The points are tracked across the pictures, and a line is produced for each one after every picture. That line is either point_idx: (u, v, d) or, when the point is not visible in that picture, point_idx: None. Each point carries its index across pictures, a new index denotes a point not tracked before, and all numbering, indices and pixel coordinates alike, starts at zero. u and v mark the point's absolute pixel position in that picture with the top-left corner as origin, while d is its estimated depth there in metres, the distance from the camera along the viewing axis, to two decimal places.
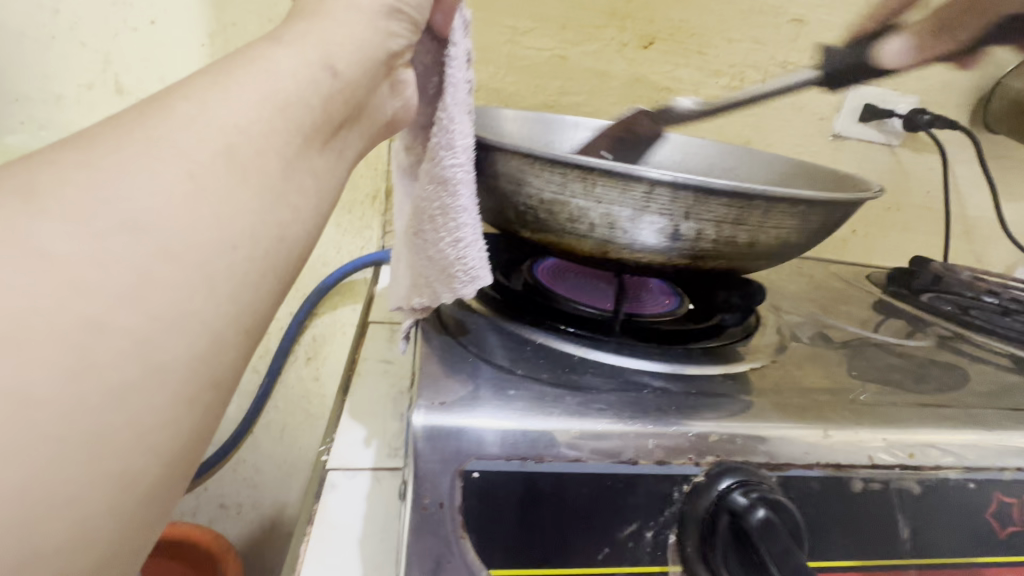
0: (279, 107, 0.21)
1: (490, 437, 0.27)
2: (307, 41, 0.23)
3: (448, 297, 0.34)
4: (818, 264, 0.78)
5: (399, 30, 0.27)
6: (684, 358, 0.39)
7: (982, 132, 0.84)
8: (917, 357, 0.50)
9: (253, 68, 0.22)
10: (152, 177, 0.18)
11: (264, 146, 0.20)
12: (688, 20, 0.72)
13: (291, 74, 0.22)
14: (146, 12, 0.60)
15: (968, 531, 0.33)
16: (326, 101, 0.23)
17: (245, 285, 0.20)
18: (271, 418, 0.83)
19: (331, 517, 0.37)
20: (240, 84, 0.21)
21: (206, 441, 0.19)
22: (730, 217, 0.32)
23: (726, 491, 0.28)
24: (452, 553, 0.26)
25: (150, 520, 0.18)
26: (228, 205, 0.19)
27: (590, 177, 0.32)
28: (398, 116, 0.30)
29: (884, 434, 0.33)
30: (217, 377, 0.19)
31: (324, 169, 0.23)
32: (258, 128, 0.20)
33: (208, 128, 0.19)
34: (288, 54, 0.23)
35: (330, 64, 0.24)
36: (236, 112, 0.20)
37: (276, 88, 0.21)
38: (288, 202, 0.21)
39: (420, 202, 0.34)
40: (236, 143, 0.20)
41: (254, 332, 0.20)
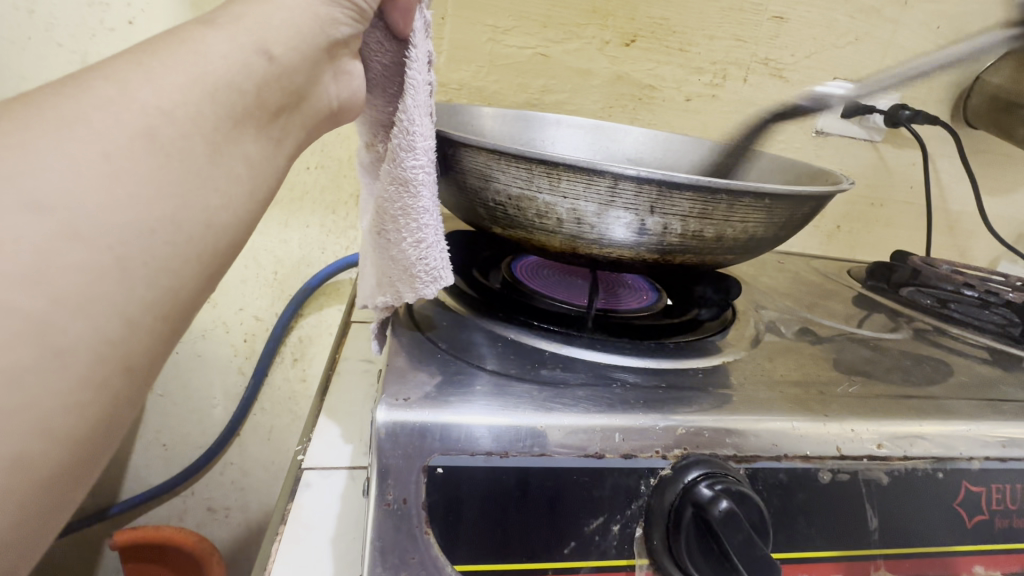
0: (207, 90, 0.21)
1: (455, 433, 0.27)
2: (241, 26, 0.23)
3: (412, 297, 0.35)
4: (801, 260, 0.79)
5: (344, 17, 0.27)
6: (656, 352, 0.39)
7: (964, 127, 0.85)
8: (893, 350, 0.50)
9: (180, 52, 0.21)
10: (57, 161, 0.18)
11: (188, 130, 0.20)
12: (669, 17, 0.72)
13: (221, 57, 0.22)
14: (123, 12, 0.60)
15: (936, 521, 0.33)
16: (260, 86, 0.23)
17: (165, 269, 0.20)
18: (257, 420, 0.82)
19: (305, 516, 0.37)
20: (166, 66, 0.21)
21: (117, 424, 0.20)
22: (696, 210, 0.33)
23: (691, 483, 0.28)
24: (416, 549, 0.26)
25: (58, 496, 0.18)
26: (146, 188, 0.19)
27: (555, 172, 0.32)
28: (344, 104, 0.30)
29: (852, 425, 0.33)
30: (128, 359, 0.19)
31: (255, 154, 0.23)
32: (183, 112, 0.20)
33: (129, 108, 0.19)
34: (219, 37, 0.22)
35: (265, 48, 0.23)
36: (160, 94, 0.20)
37: (205, 71, 0.21)
38: (215, 187, 0.21)
39: (381, 202, 0.34)
40: (156, 125, 0.20)
41: (173, 316, 0.20)
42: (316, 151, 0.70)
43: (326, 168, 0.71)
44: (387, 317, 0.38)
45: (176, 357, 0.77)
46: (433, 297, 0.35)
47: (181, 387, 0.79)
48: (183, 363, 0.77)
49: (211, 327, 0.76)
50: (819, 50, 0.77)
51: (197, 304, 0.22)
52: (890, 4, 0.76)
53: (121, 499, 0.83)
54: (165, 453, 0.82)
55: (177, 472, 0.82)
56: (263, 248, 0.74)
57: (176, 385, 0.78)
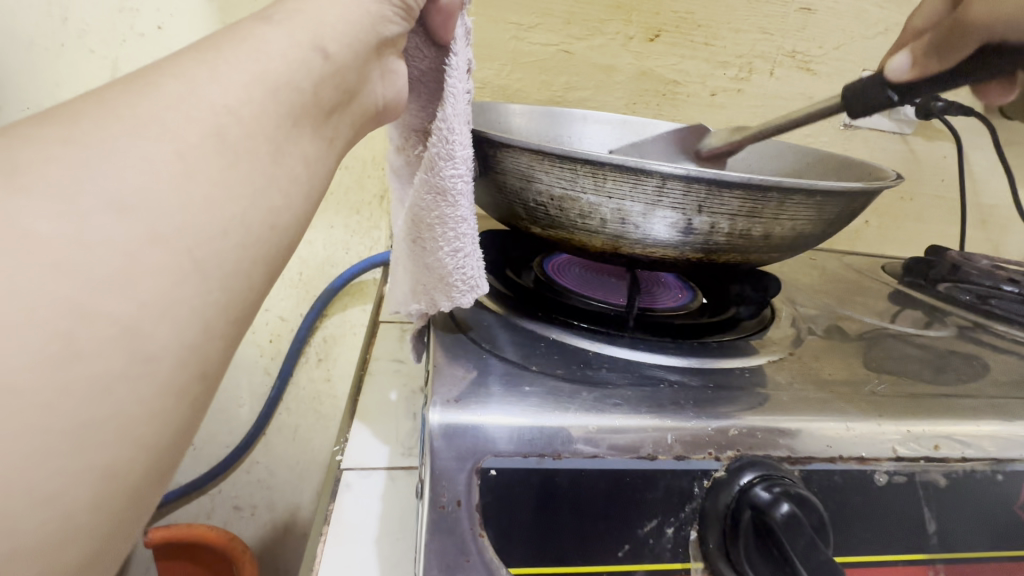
0: (269, 89, 0.21)
1: (501, 435, 0.27)
2: (297, 24, 0.23)
3: (446, 306, 0.34)
4: (831, 256, 0.77)
5: (393, 16, 0.27)
6: (698, 351, 0.38)
7: (998, 118, 0.83)
8: (937, 348, 0.49)
9: (240, 48, 0.21)
10: (136, 159, 0.17)
11: (253, 130, 0.20)
12: (694, 11, 0.71)
13: (281, 55, 0.22)
14: (152, 18, 0.60)
15: (995, 523, 0.32)
16: (317, 84, 0.23)
17: (236, 271, 0.19)
18: (284, 419, 0.83)
19: (347, 517, 0.37)
20: (229, 64, 0.21)
21: (194, 429, 0.19)
22: (745, 209, 0.32)
23: (747, 485, 0.27)
24: (471, 550, 0.26)
25: (141, 507, 0.18)
26: (219, 189, 0.19)
27: (601, 172, 0.32)
28: (388, 104, 0.29)
29: (906, 426, 0.32)
30: (206, 364, 0.19)
31: (313, 154, 0.23)
32: (248, 111, 0.20)
33: (198, 106, 0.19)
34: (278, 35, 0.22)
35: (321, 47, 0.23)
36: (227, 93, 0.20)
37: (265, 70, 0.21)
38: (278, 188, 0.21)
39: (417, 210, 0.33)
40: (226, 124, 0.19)
41: (242, 317, 0.20)
42: None
43: (351, 168, 0.71)
44: (427, 319, 0.38)
45: None
46: (470, 305, 0.34)
47: None
48: None
49: None
50: (848, 41, 0.75)
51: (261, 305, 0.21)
52: None
53: None
54: (194, 452, 0.83)
55: (206, 471, 0.83)
56: None
57: None
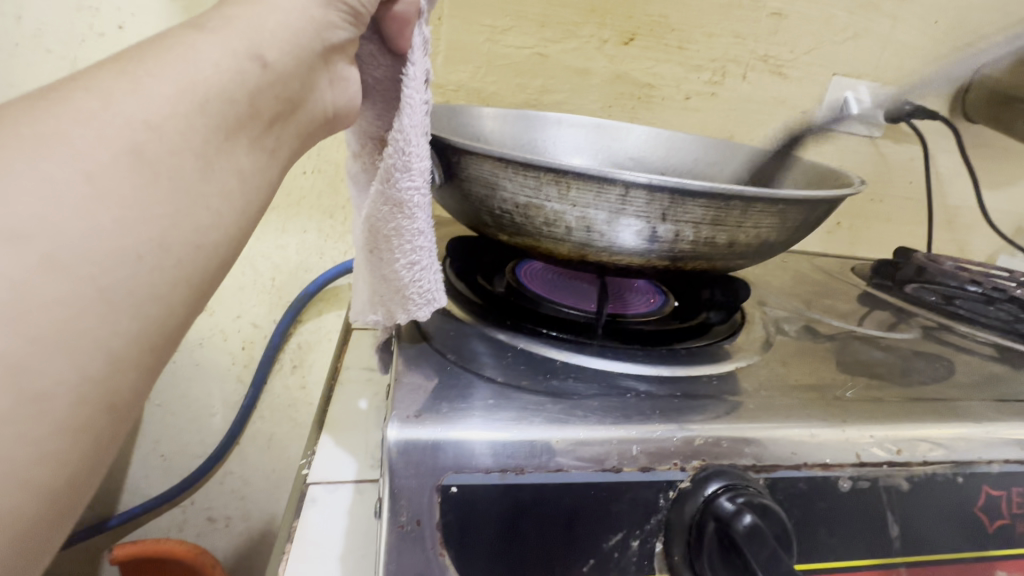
0: (198, 101, 0.20)
1: (485, 453, 0.26)
2: (233, 32, 0.23)
3: (403, 317, 0.35)
4: (803, 258, 0.78)
5: (340, 20, 0.26)
6: (667, 359, 0.38)
7: (963, 122, 0.85)
8: (903, 350, 0.50)
9: (170, 58, 0.21)
10: (38, 182, 0.17)
11: (179, 146, 0.20)
12: (667, 15, 0.71)
13: (213, 65, 0.21)
14: (112, 17, 0.58)
15: (956, 525, 0.33)
16: (253, 94, 0.22)
17: (154, 296, 0.19)
18: (257, 428, 0.81)
19: (312, 533, 0.36)
20: (153, 76, 0.20)
21: (103, 459, 0.19)
22: (708, 217, 0.32)
23: (712, 496, 0.27)
24: (432, 571, 0.25)
25: (46, 539, 0.18)
26: (134, 210, 0.18)
27: (564, 180, 0.31)
28: (340, 110, 0.28)
29: (871, 431, 0.32)
30: (113, 397, 0.18)
31: (251, 167, 0.23)
32: (173, 126, 0.20)
33: (114, 124, 0.19)
34: (210, 44, 0.22)
35: (259, 55, 0.23)
36: (147, 108, 0.19)
37: (196, 80, 0.21)
38: (205, 206, 0.21)
39: (373, 221, 0.32)
40: (145, 142, 0.19)
41: (158, 343, 0.20)
42: (313, 156, 0.69)
43: (323, 172, 0.69)
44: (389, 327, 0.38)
45: (173, 367, 0.75)
46: (426, 318, 0.34)
47: (179, 397, 0.77)
48: (180, 373, 0.76)
49: (208, 336, 0.75)
50: (818, 46, 0.76)
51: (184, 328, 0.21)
52: None
53: (119, 511, 0.81)
54: (164, 464, 0.80)
55: (176, 483, 0.81)
56: (259, 255, 0.72)
57: (173, 395, 0.77)
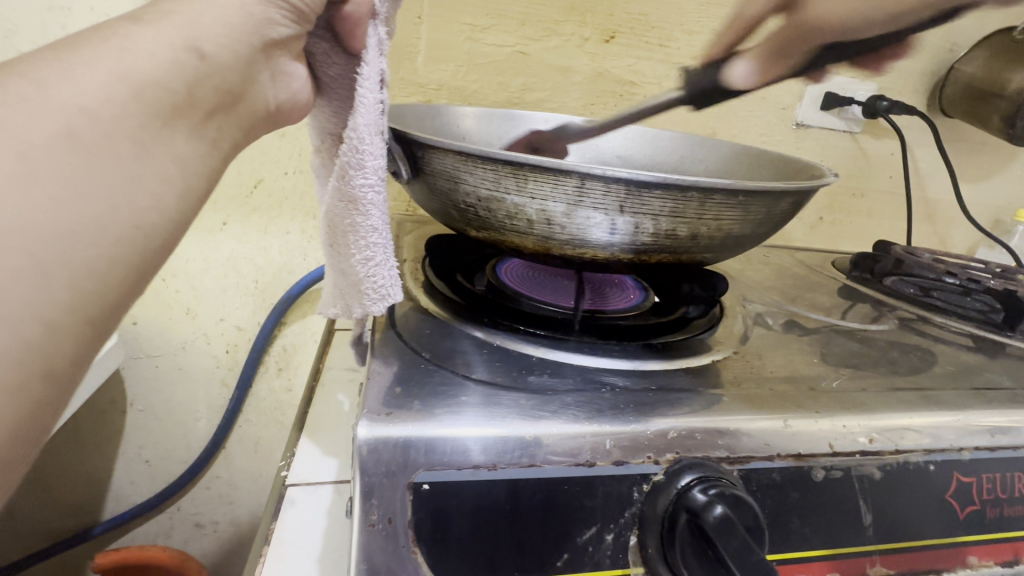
0: (134, 86, 0.21)
1: (472, 447, 0.27)
2: (171, 23, 0.23)
3: (361, 313, 0.34)
4: (785, 252, 0.79)
5: (281, 18, 0.26)
6: (644, 354, 0.38)
7: (939, 116, 0.86)
8: (879, 341, 0.50)
9: (105, 46, 0.21)
10: None
11: (114, 130, 0.20)
12: (647, 13, 0.72)
13: (149, 54, 0.22)
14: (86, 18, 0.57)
15: (929, 512, 0.33)
16: (192, 85, 0.23)
17: (92, 270, 0.20)
18: (243, 432, 0.80)
19: (291, 534, 0.35)
20: (87, 62, 0.21)
21: (43, 424, 0.20)
22: (666, 209, 0.32)
23: (685, 488, 0.28)
24: (404, 569, 0.25)
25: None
26: (67, 188, 0.19)
27: (522, 172, 0.31)
28: (282, 104, 0.29)
29: (844, 421, 0.33)
30: (49, 365, 0.19)
31: (192, 154, 0.23)
32: (107, 110, 0.20)
33: (48, 106, 0.19)
34: (147, 35, 0.22)
35: (196, 46, 0.23)
36: (81, 93, 0.20)
37: (131, 67, 0.21)
38: (143, 188, 0.21)
39: (330, 216, 0.32)
40: (78, 124, 0.20)
41: (99, 316, 0.20)
42: (294, 156, 0.68)
43: (305, 173, 0.69)
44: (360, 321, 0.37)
45: (155, 371, 0.74)
46: (382, 314, 0.34)
47: (163, 402, 0.76)
48: (163, 377, 0.75)
49: (191, 340, 0.74)
50: None
51: (127, 304, 0.21)
52: None
53: (103, 519, 0.80)
54: (148, 470, 0.79)
55: (162, 490, 0.80)
56: (241, 257, 0.72)
57: (156, 399, 0.76)
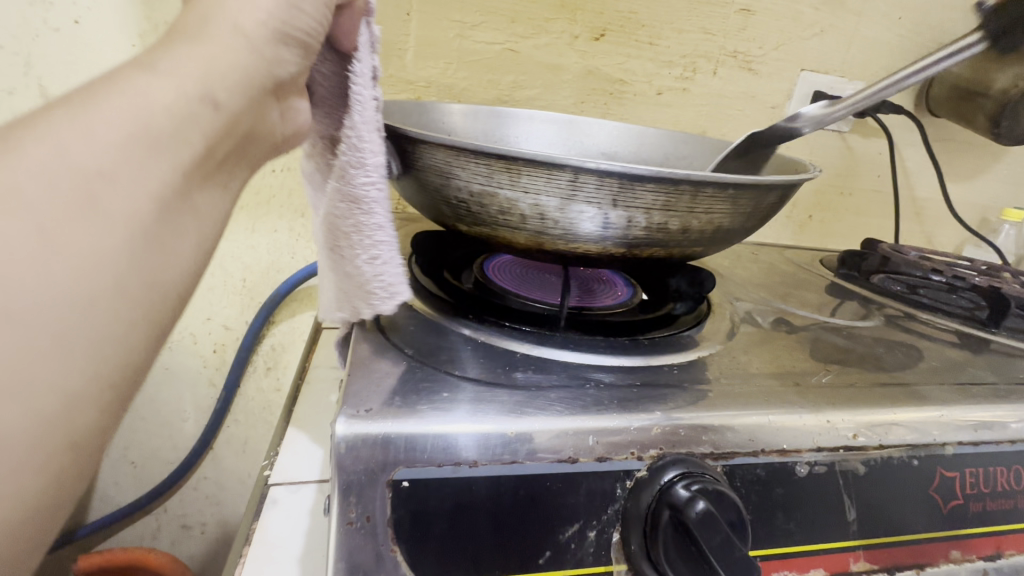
0: (149, 142, 0.19)
1: (466, 443, 0.26)
2: (184, 67, 0.21)
3: (369, 313, 0.34)
4: (774, 250, 0.80)
5: (290, 57, 0.25)
6: (630, 350, 0.38)
7: (927, 116, 0.87)
8: (866, 337, 0.50)
9: (115, 94, 0.19)
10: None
11: (134, 195, 0.19)
12: (637, 11, 0.72)
13: (165, 106, 0.20)
14: (67, 11, 0.56)
15: (913, 507, 0.33)
16: (209, 137, 0.21)
17: (111, 344, 0.19)
18: (231, 432, 0.79)
19: (272, 535, 0.35)
20: (98, 117, 0.19)
21: (70, 498, 0.19)
22: (659, 202, 0.32)
23: (668, 484, 0.27)
24: (381, 567, 0.25)
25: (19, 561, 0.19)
26: (83, 262, 0.18)
27: (514, 167, 0.31)
28: (288, 137, 0.27)
29: (828, 416, 0.33)
30: (72, 441, 0.18)
31: (212, 207, 0.22)
32: (124, 174, 0.19)
33: (59, 173, 0.18)
34: (161, 83, 0.20)
35: (210, 95, 0.21)
36: (99, 154, 0.18)
37: (145, 120, 0.19)
38: (161, 256, 0.20)
39: (333, 218, 0.32)
40: (96, 191, 0.18)
41: (126, 387, 0.20)
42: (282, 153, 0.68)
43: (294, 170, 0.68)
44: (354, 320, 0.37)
45: None
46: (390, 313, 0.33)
47: (148, 403, 0.75)
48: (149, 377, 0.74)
49: (177, 339, 0.73)
50: (786, 42, 0.77)
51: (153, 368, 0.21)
52: None
53: (87, 521, 0.79)
54: (135, 471, 0.78)
55: (148, 492, 0.79)
56: (228, 256, 0.71)
57: (142, 400, 0.75)
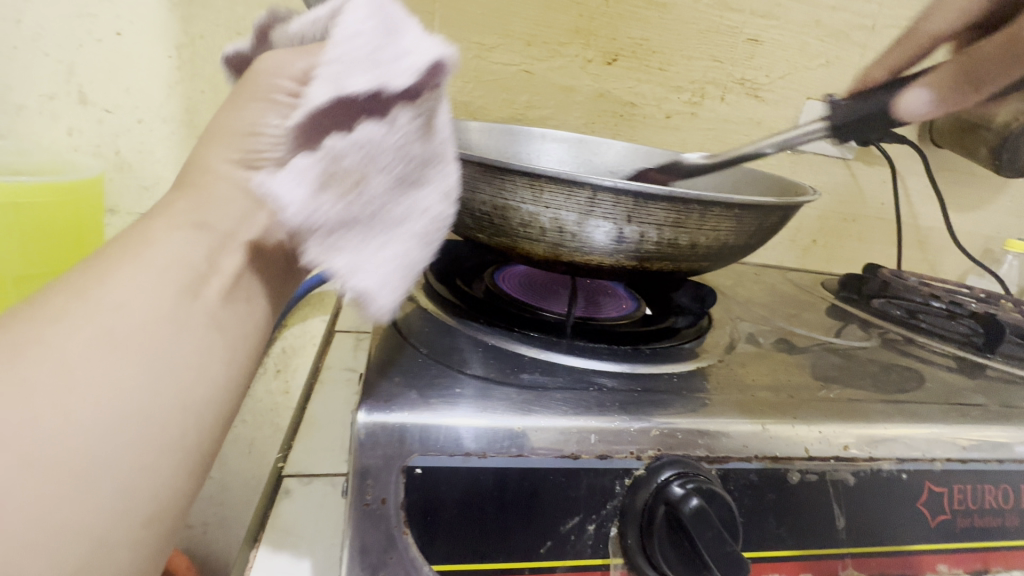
0: (158, 274, 0.26)
1: (463, 434, 0.28)
2: (176, 224, 0.28)
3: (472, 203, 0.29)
4: (777, 272, 0.81)
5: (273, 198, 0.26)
6: (632, 358, 0.40)
7: (929, 147, 0.88)
8: (863, 358, 0.52)
9: (132, 254, 0.26)
10: (106, 355, 0.23)
11: (146, 312, 0.25)
12: (649, 38, 0.75)
13: (170, 249, 0.27)
14: (111, 23, 0.53)
15: (902, 520, 0.34)
16: (206, 262, 0.28)
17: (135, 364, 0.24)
18: (238, 432, 0.78)
19: (286, 523, 0.36)
20: (130, 268, 0.26)
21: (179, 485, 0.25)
22: (670, 220, 0.34)
23: (664, 482, 0.29)
24: (394, 548, 0.26)
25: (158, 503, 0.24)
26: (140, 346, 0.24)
27: (538, 183, 0.33)
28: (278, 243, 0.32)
29: (820, 428, 0.34)
30: (167, 457, 0.24)
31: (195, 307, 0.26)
32: (137, 306, 0.25)
33: (108, 316, 0.24)
34: (162, 227, 0.27)
35: (200, 222, 0.28)
36: (125, 294, 0.25)
37: (158, 265, 0.26)
38: (189, 324, 0.26)
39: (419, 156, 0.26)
40: (114, 322, 0.24)
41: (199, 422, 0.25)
42: None
43: None
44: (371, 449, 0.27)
45: None
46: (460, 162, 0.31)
47: None
48: None
49: None
50: (792, 71, 0.80)
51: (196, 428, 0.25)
52: (857, 29, 0.79)
53: None
54: None
55: None
56: None
57: None
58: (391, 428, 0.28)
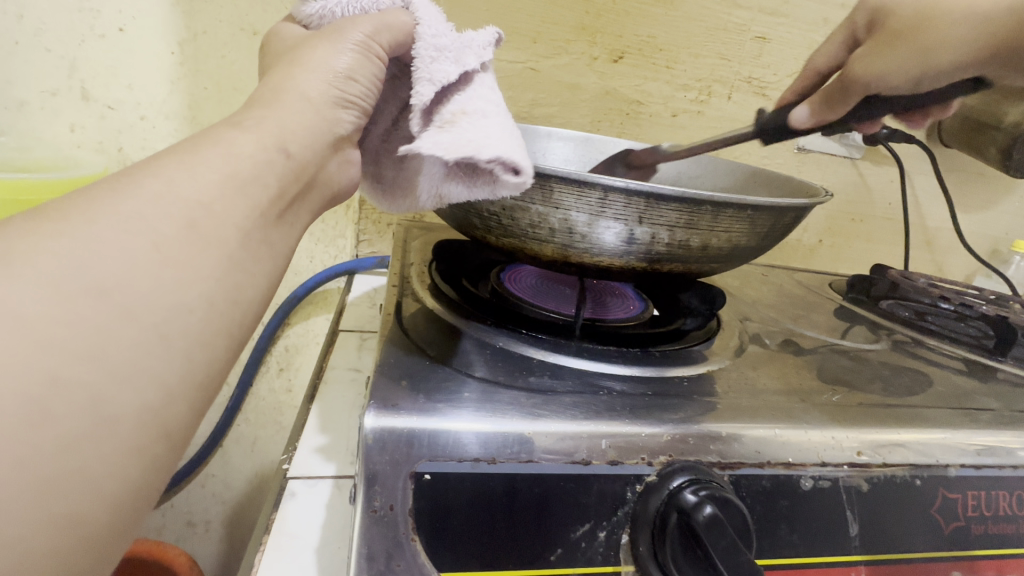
0: (238, 185, 0.22)
1: (470, 439, 0.28)
2: (266, 128, 0.24)
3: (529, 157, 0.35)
4: (784, 273, 0.81)
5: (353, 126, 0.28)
6: (641, 360, 0.39)
7: (938, 147, 0.88)
8: (872, 361, 0.51)
9: (210, 149, 0.22)
10: (157, 257, 0.19)
11: (225, 219, 0.21)
12: (656, 35, 0.74)
13: (249, 155, 0.23)
14: (115, 18, 0.52)
15: (916, 526, 0.34)
16: (283, 182, 0.24)
17: (186, 283, 0.20)
18: (240, 431, 0.77)
19: (292, 525, 0.36)
20: (204, 165, 0.22)
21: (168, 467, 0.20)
22: (682, 221, 0.34)
23: (677, 489, 0.29)
24: (403, 555, 0.26)
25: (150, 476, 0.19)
26: (193, 261, 0.20)
27: (547, 183, 0.33)
28: (340, 190, 0.29)
29: (833, 433, 0.33)
30: (166, 426, 0.19)
31: (270, 235, 0.23)
32: (214, 204, 0.21)
33: (173, 204, 0.20)
34: (246, 140, 0.23)
35: (285, 146, 0.24)
36: (200, 188, 0.21)
37: (237, 170, 0.22)
38: (243, 269, 0.22)
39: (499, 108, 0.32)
40: (199, 217, 0.21)
41: (209, 380, 0.21)
42: None
43: None
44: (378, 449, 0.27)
45: None
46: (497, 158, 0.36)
47: None
48: None
49: None
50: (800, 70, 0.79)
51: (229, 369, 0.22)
52: None
53: None
54: None
55: None
56: None
57: None
58: (399, 431, 0.27)
